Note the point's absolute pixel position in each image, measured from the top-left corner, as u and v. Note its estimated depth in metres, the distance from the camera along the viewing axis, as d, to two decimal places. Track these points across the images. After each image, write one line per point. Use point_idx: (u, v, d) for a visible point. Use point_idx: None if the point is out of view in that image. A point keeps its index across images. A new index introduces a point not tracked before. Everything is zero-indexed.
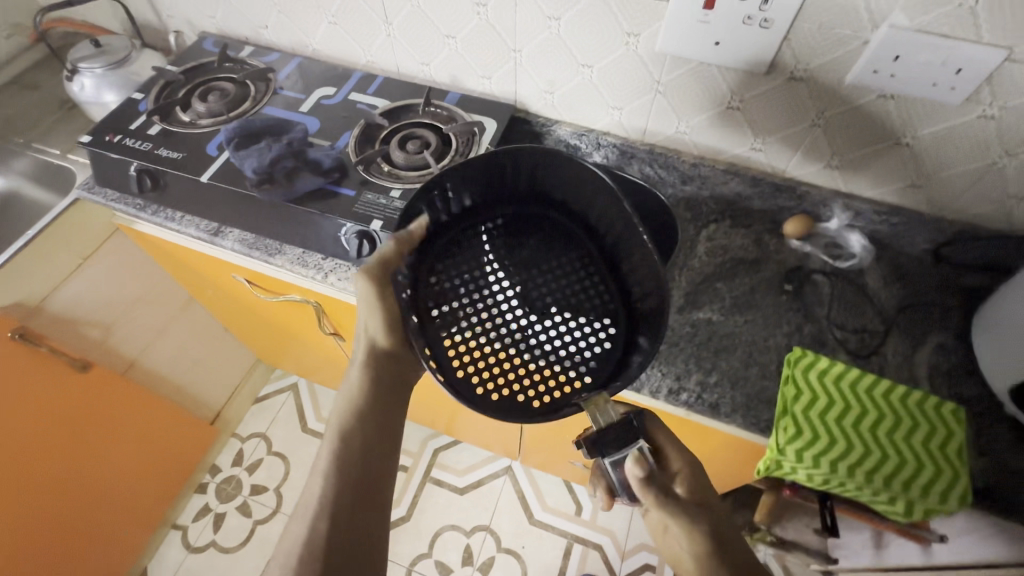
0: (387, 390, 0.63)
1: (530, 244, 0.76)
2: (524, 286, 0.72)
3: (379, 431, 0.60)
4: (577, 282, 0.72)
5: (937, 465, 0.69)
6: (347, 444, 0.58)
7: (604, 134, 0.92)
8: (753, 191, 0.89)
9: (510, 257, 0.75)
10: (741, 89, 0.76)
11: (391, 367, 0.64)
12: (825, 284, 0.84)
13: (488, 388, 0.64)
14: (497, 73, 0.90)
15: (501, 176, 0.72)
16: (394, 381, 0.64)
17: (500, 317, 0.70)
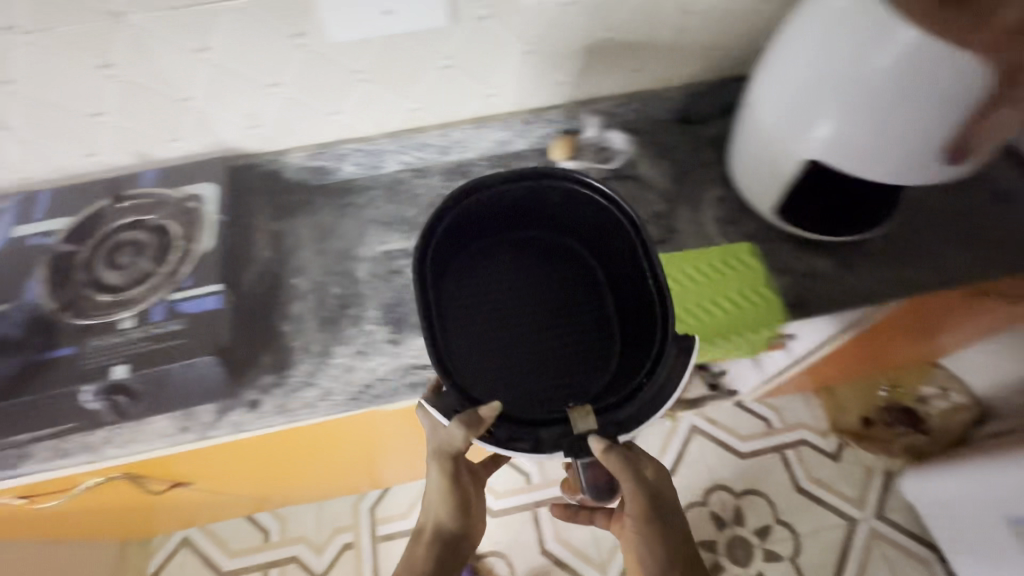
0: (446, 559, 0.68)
1: (589, 288, 0.76)
2: (557, 310, 0.74)
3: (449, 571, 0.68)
4: (567, 294, 0.76)
5: (752, 303, 0.77)
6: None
7: (341, 143, 0.83)
8: (510, 133, 0.87)
9: (552, 289, 0.76)
10: (439, 48, 0.72)
11: (454, 528, 0.69)
12: (608, 190, 0.87)
13: (478, 328, 0.71)
14: (185, 131, 0.75)
15: (534, 213, 0.74)
16: (459, 544, 0.70)
17: (515, 335, 0.71)
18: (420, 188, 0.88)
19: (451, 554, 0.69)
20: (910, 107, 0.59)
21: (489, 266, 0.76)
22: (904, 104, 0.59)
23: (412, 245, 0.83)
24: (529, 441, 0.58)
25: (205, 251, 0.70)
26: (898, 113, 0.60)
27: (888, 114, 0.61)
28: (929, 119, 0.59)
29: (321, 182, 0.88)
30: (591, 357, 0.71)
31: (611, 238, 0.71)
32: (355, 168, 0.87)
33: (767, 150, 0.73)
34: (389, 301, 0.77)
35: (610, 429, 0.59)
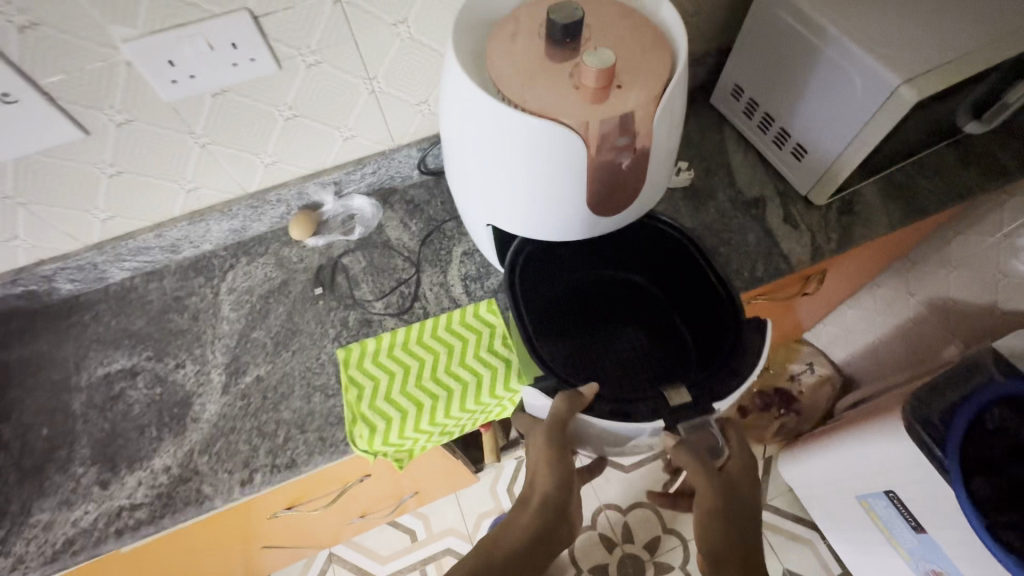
0: (552, 519, 0.67)
1: (656, 298, 0.80)
2: (608, 343, 0.76)
3: (529, 560, 0.66)
4: (620, 325, 0.78)
5: (491, 366, 0.73)
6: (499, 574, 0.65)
7: (38, 265, 0.75)
8: (240, 220, 0.81)
9: (617, 335, 0.77)
10: (94, 157, 0.65)
11: (557, 502, 0.67)
12: (355, 262, 0.82)
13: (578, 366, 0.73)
14: None
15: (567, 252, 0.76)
16: (561, 510, 0.68)
17: (592, 365, 0.74)
18: (151, 292, 0.81)
19: (546, 526, 0.67)
20: (537, 176, 0.53)
21: (563, 321, 0.77)
22: (530, 178, 0.53)
23: (135, 361, 0.75)
24: (632, 414, 0.62)
25: None
26: (531, 183, 0.54)
27: (523, 185, 0.55)
28: (562, 181, 0.53)
29: (37, 305, 0.79)
30: (621, 368, 0.74)
31: (654, 245, 0.74)
32: (72, 285, 0.79)
33: (470, 219, 0.68)
34: (102, 435, 0.70)
35: (708, 385, 0.63)
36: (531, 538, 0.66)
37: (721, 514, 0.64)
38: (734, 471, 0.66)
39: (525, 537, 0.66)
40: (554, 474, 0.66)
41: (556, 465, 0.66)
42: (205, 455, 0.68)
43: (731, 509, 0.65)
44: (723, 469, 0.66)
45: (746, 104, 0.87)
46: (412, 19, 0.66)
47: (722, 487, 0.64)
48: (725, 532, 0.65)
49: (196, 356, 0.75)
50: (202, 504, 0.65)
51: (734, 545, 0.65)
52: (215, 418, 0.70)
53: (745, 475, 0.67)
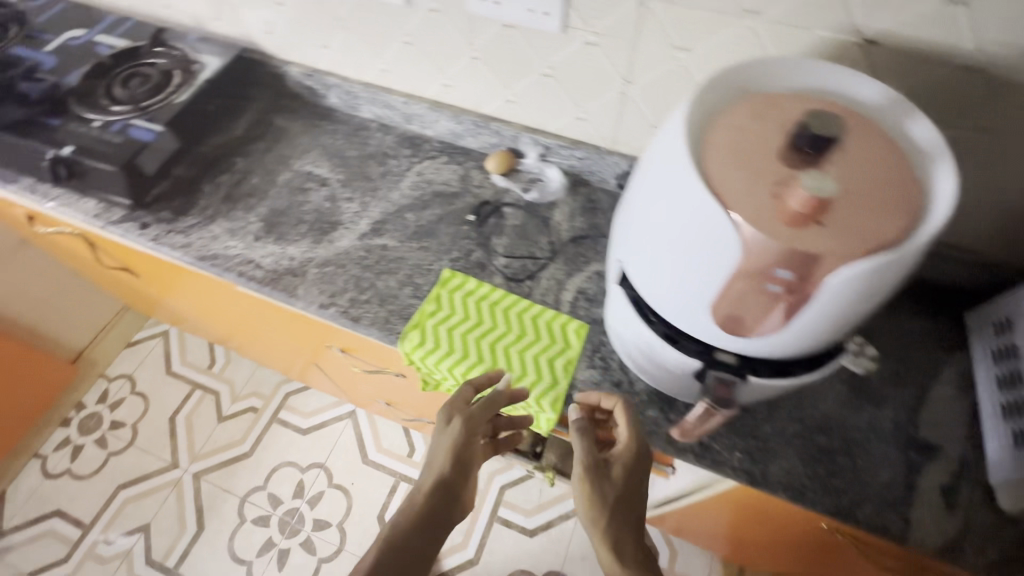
0: (445, 498, 0.66)
1: None
2: None
3: (430, 524, 0.65)
4: None
5: (539, 373, 0.73)
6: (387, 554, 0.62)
7: (328, 74, 0.96)
8: (461, 128, 0.92)
9: None
10: (401, 22, 0.80)
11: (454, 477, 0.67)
12: (512, 216, 0.88)
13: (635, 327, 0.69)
14: (225, 16, 0.95)
15: None
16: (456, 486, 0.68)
17: None
18: (374, 139, 0.98)
19: (443, 496, 0.66)
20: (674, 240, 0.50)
21: None
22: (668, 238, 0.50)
23: (330, 175, 0.93)
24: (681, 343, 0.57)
25: (175, 102, 0.89)
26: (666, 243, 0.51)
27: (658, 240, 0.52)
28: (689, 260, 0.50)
29: (311, 100, 1.02)
30: None
31: None
32: (336, 101, 1.00)
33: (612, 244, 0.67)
34: (279, 207, 0.89)
35: (762, 366, 0.55)
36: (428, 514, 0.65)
37: (601, 498, 0.62)
38: (617, 456, 0.65)
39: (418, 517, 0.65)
40: (453, 461, 0.67)
41: (459, 453, 0.67)
42: (317, 268, 0.83)
43: (620, 497, 0.63)
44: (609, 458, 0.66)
45: (1002, 344, 0.68)
46: (694, 52, 0.66)
47: (604, 478, 0.63)
48: (605, 516, 0.62)
49: (363, 201, 0.90)
50: (290, 297, 0.80)
51: (614, 527, 0.61)
52: (340, 249, 0.84)
53: (639, 463, 0.64)
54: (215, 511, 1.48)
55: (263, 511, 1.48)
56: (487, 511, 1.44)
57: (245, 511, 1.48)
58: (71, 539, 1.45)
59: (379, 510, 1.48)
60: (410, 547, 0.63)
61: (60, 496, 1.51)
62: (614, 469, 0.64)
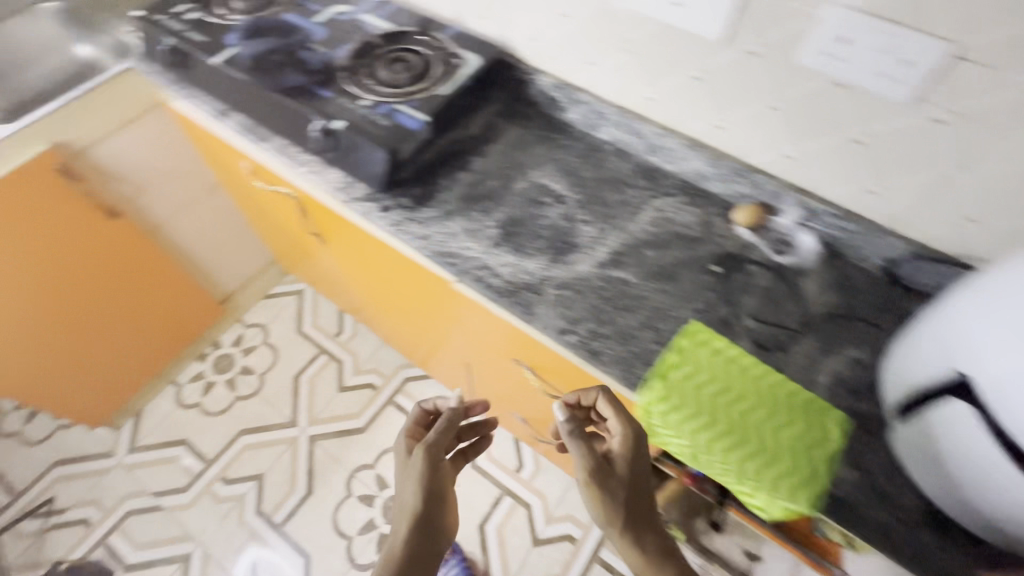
0: (432, 529, 0.75)
1: None
2: None
3: (423, 551, 0.73)
4: None
5: (796, 460, 0.66)
6: (413, 536, 0.74)
7: (581, 91, 0.94)
8: (714, 171, 0.88)
9: None
10: (702, 57, 0.76)
11: (429, 511, 0.75)
12: (758, 275, 0.83)
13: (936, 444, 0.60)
14: (493, 16, 0.95)
15: None
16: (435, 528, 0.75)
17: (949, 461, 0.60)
18: (611, 163, 0.95)
19: (426, 522, 0.75)
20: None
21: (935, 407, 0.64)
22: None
23: (567, 193, 0.91)
24: None
25: (438, 94, 0.89)
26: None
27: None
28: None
29: (549, 112, 1.01)
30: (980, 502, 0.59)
31: None
32: (577, 117, 0.98)
33: (941, 299, 0.60)
34: (516, 216, 0.88)
35: None
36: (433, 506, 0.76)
37: (613, 489, 0.71)
38: (615, 452, 0.75)
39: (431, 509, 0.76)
40: (430, 487, 0.76)
41: (431, 476, 0.77)
42: (555, 289, 0.80)
43: (631, 487, 0.72)
44: (612, 452, 0.75)
45: None
46: None
47: (609, 476, 0.72)
48: (618, 510, 0.70)
49: (601, 227, 0.87)
50: (528, 314, 0.78)
51: (624, 510, 0.70)
52: (578, 274, 0.82)
53: (637, 452, 0.74)
54: (325, 479, 1.51)
55: (370, 490, 1.50)
56: (591, 549, 1.39)
57: (353, 485, 1.50)
58: (193, 472, 1.52)
59: (481, 518, 1.47)
60: (427, 532, 0.75)
61: (189, 427, 1.59)
62: (617, 465, 0.73)
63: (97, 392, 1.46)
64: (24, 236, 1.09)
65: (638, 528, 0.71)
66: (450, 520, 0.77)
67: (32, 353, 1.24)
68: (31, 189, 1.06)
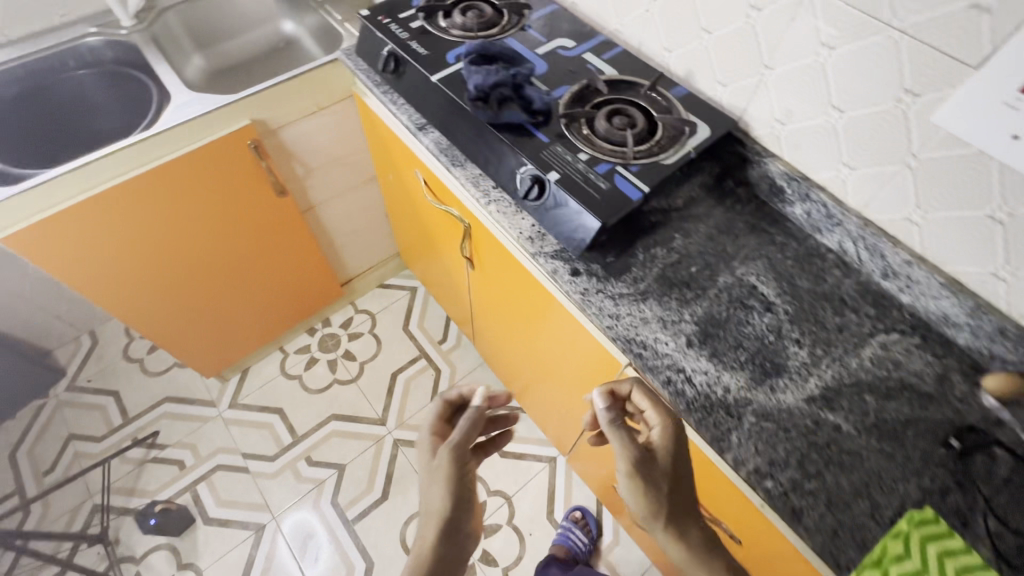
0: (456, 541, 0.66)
1: None
2: None
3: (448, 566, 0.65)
4: None
5: None
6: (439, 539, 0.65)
7: (818, 188, 0.83)
8: (968, 321, 0.74)
9: None
10: (1016, 200, 0.63)
11: (458, 521, 0.66)
12: (1006, 463, 0.68)
13: None
14: (736, 86, 0.85)
15: None
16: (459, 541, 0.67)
17: None
18: (831, 275, 0.83)
19: (451, 530, 0.66)
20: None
21: None
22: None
23: (777, 300, 0.80)
24: None
25: (661, 162, 0.81)
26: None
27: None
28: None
29: (765, 198, 0.90)
30: None
31: None
32: (800, 213, 0.87)
33: None
34: (716, 315, 0.78)
35: None
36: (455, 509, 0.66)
37: (651, 479, 0.64)
38: (657, 440, 0.68)
39: (452, 509, 0.66)
40: (458, 493, 0.66)
41: (462, 480, 0.67)
42: (754, 417, 0.70)
43: (670, 479, 0.65)
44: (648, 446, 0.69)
45: None
46: None
47: (651, 463, 0.65)
48: (663, 501, 0.63)
49: (814, 352, 0.76)
50: (721, 440, 0.68)
51: (665, 498, 0.63)
52: (784, 406, 0.71)
53: (676, 444, 0.67)
54: (402, 488, 1.49)
55: None
56: None
57: None
58: (283, 443, 1.55)
59: None
60: (452, 533, 0.66)
61: (287, 398, 1.62)
62: (659, 454, 0.67)
63: (220, 348, 1.53)
64: (205, 198, 1.14)
65: (688, 526, 0.63)
66: (473, 527, 0.68)
67: (179, 303, 1.30)
68: (223, 157, 1.10)
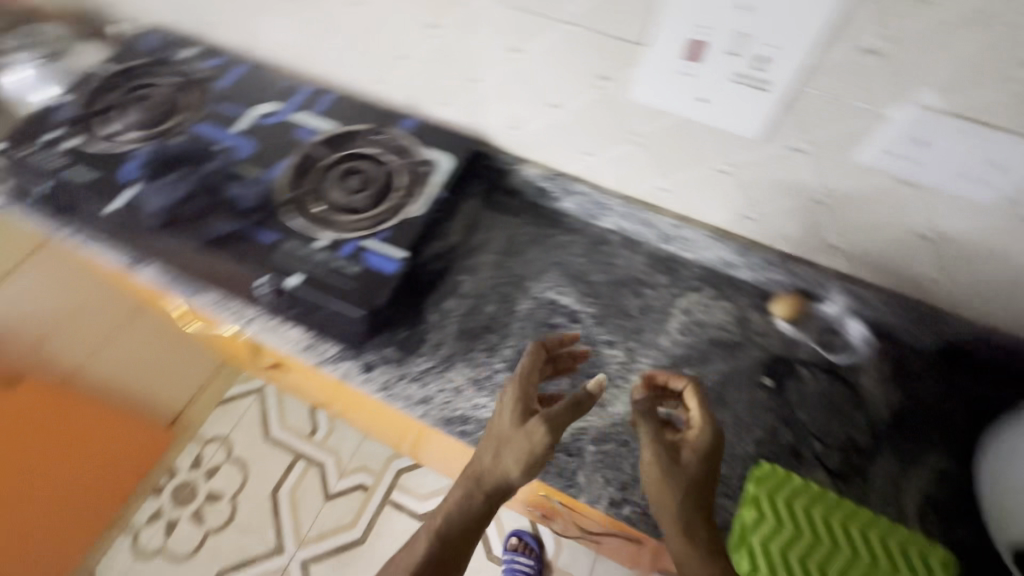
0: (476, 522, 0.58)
1: None
2: None
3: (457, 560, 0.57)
4: None
5: None
6: (441, 536, 0.57)
7: (576, 180, 0.80)
8: (742, 261, 0.77)
9: None
10: (731, 151, 0.64)
11: (489, 496, 0.58)
12: (812, 379, 0.73)
13: None
14: (459, 103, 0.79)
15: None
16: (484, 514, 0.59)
17: None
18: (620, 258, 0.82)
19: (476, 520, 0.58)
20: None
21: None
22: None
23: (581, 307, 0.78)
24: None
25: (411, 215, 0.73)
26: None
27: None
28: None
29: (536, 201, 0.87)
30: None
31: None
32: (572, 207, 0.84)
33: None
34: (528, 350, 0.74)
35: None
36: (483, 500, 0.59)
37: (670, 473, 0.55)
38: (690, 439, 0.58)
39: (481, 501, 0.58)
40: (531, 458, 0.56)
41: (535, 461, 0.57)
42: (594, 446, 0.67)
43: (700, 486, 0.55)
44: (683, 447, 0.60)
45: None
46: None
47: (671, 461, 0.56)
48: (673, 494, 0.55)
49: (628, 346, 0.74)
50: (570, 487, 0.64)
51: (681, 500, 0.54)
52: (617, 419, 0.69)
53: (712, 458, 0.57)
54: None
55: None
56: None
57: None
58: None
59: None
60: (462, 527, 0.58)
61: None
62: (682, 455, 0.57)
63: None
64: None
65: (695, 525, 0.54)
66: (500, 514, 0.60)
67: None
68: None
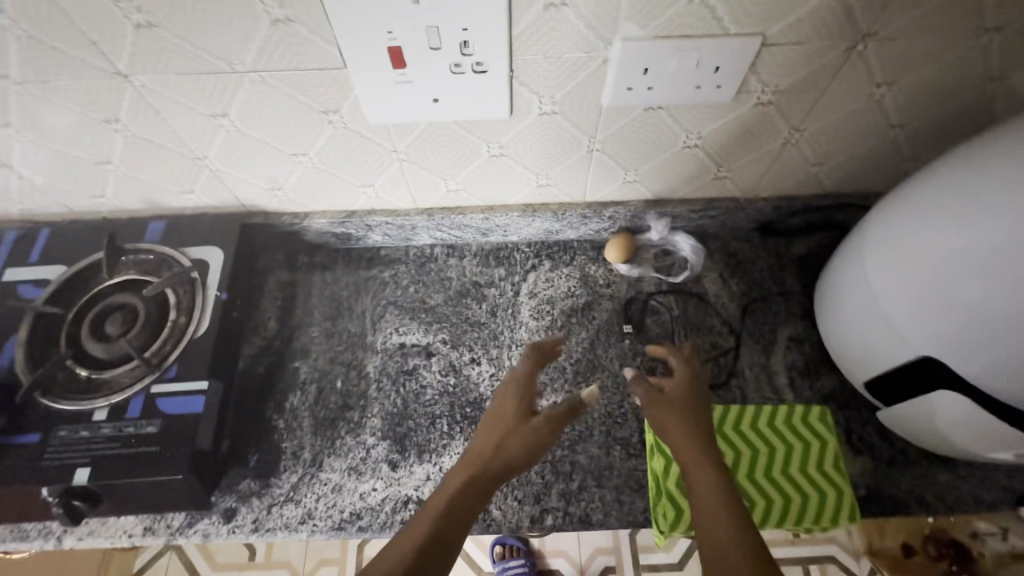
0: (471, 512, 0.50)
1: None
2: None
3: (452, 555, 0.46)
4: None
5: (819, 491, 0.64)
6: (438, 524, 0.47)
7: (369, 214, 0.73)
8: (561, 224, 0.75)
9: None
10: (493, 136, 0.60)
11: (481, 486, 0.51)
12: (665, 307, 0.75)
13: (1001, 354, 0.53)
14: (199, 186, 0.67)
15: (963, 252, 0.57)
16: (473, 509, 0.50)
17: None
18: (451, 270, 0.77)
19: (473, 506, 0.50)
20: (971, 243, 0.48)
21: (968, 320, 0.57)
22: (962, 233, 0.48)
23: (432, 338, 0.73)
24: None
25: (197, 337, 0.63)
26: (958, 241, 0.49)
27: (956, 235, 0.49)
28: (939, 272, 0.50)
29: (343, 247, 0.79)
30: None
31: None
32: (382, 238, 0.77)
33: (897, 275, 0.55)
34: (394, 409, 0.68)
35: None
36: (484, 492, 0.51)
37: (664, 406, 0.58)
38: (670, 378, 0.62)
39: (484, 489, 0.51)
40: (530, 443, 0.54)
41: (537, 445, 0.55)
42: None
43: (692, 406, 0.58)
44: None
45: None
46: (899, 85, 0.56)
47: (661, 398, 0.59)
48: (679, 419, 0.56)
49: (492, 356, 0.71)
50: (486, 524, 0.62)
51: (678, 422, 0.56)
52: None
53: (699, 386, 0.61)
54: None
55: None
56: None
57: None
58: None
59: None
60: (463, 512, 0.49)
61: None
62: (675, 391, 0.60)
63: None
64: None
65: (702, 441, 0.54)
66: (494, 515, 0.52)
67: None
68: None
